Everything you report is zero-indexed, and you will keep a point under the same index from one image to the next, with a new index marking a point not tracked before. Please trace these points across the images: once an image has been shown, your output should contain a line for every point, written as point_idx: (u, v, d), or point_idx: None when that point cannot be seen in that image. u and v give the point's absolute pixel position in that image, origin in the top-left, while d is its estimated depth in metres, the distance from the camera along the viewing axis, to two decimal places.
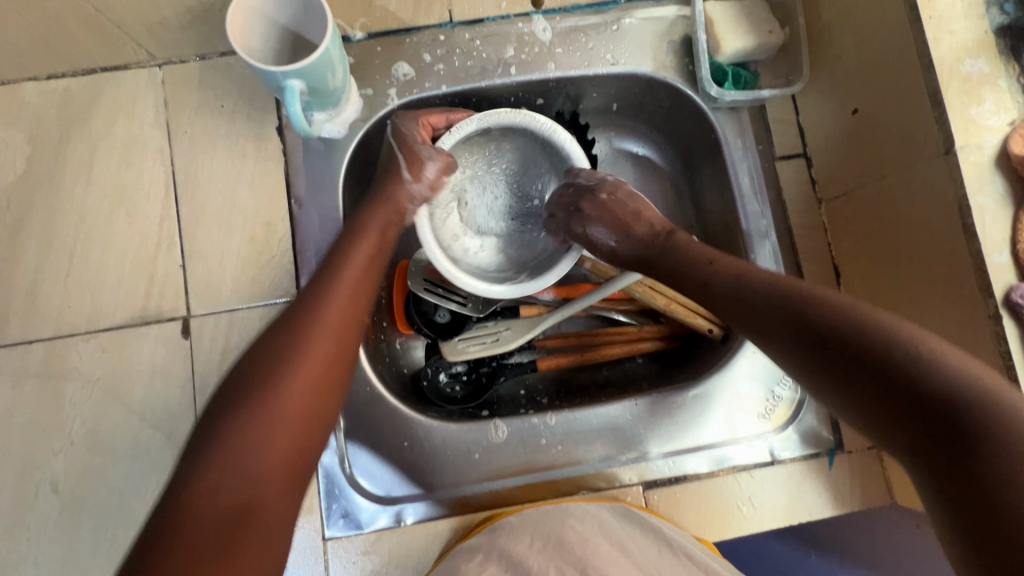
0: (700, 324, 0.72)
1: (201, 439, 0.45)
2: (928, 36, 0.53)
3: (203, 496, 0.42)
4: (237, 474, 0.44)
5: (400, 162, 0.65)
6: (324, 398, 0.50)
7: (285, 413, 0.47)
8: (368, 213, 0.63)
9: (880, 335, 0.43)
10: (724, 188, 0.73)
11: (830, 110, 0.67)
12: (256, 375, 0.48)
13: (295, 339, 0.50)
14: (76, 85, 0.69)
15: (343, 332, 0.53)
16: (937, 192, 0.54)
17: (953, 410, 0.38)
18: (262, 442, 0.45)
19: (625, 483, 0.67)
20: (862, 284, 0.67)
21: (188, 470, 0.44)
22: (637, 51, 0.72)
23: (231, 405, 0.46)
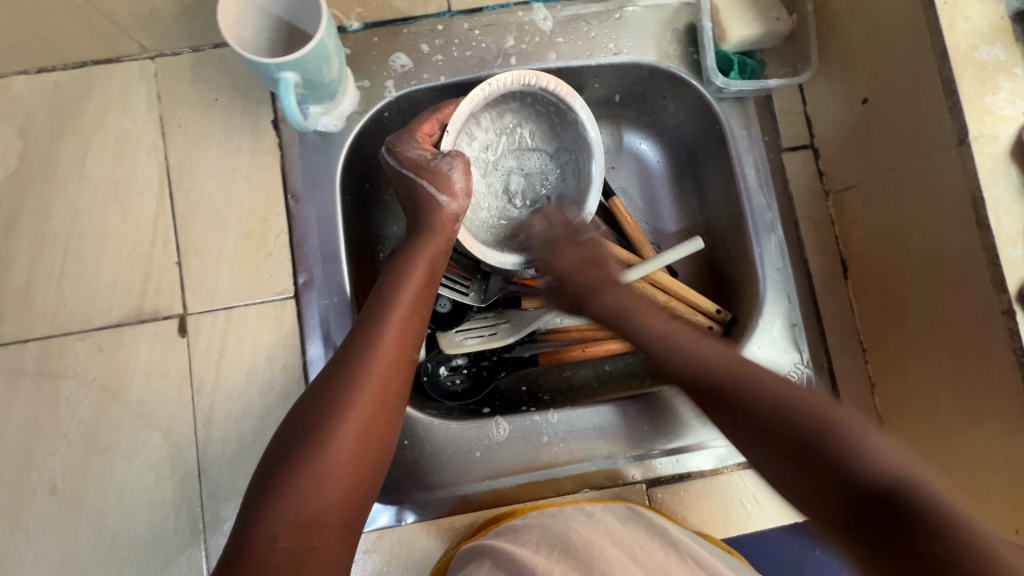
0: (702, 321, 0.71)
1: (270, 471, 0.47)
2: (942, 22, 0.51)
3: (269, 535, 0.45)
4: (300, 509, 0.46)
5: (423, 188, 0.63)
6: (381, 428, 0.51)
7: (344, 449, 0.48)
8: (420, 237, 0.62)
9: (835, 415, 0.43)
10: (729, 180, 0.71)
11: (839, 99, 0.66)
12: (307, 405, 0.50)
13: (354, 372, 0.50)
14: (67, 78, 0.67)
15: (398, 365, 0.53)
16: (950, 185, 0.53)
17: (900, 495, 0.38)
18: (324, 479, 0.47)
19: (629, 479, 0.67)
20: (871, 278, 0.65)
21: (259, 506, 0.46)
22: (641, 40, 0.70)
23: (290, 444, 0.48)
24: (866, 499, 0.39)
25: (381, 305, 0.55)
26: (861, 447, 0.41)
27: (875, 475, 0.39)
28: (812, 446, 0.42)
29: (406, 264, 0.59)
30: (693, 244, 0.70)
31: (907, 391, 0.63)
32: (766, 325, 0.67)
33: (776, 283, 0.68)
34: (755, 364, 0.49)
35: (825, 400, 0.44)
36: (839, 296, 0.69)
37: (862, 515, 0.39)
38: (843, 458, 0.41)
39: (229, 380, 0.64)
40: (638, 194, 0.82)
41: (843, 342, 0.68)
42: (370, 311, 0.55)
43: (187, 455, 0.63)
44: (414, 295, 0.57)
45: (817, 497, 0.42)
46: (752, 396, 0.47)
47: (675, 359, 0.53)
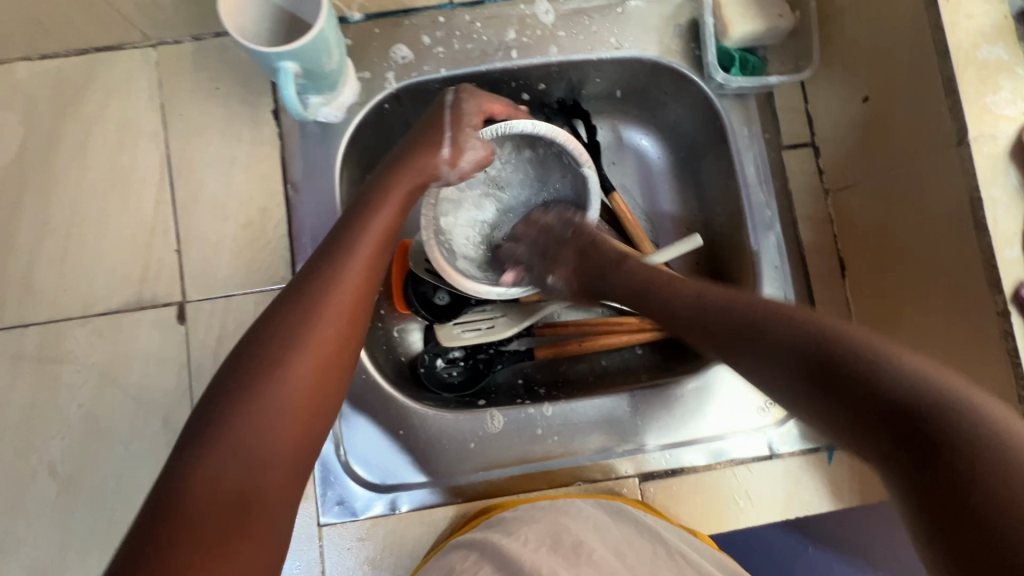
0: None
1: (209, 413, 0.43)
2: (945, 20, 0.51)
3: (205, 477, 0.40)
4: (245, 464, 0.42)
5: (440, 133, 0.60)
6: (337, 370, 0.48)
7: (300, 385, 0.45)
8: (388, 176, 0.58)
9: (838, 325, 0.41)
10: (728, 178, 0.71)
11: (840, 98, 0.65)
12: (261, 344, 0.46)
13: (313, 308, 0.47)
14: (70, 65, 0.68)
15: (361, 301, 0.50)
16: (949, 185, 0.53)
17: (921, 406, 0.34)
18: (273, 415, 0.43)
19: (621, 475, 0.66)
20: (869, 278, 0.65)
21: (196, 446, 0.41)
22: (642, 35, 0.70)
23: (237, 378, 0.44)
24: (892, 412, 0.35)
25: (346, 243, 0.52)
26: (884, 358, 0.37)
27: (901, 383, 0.35)
28: (841, 366, 0.38)
29: (372, 207, 0.55)
30: (693, 242, 0.70)
31: None
32: None
33: (774, 280, 0.68)
34: (782, 304, 0.46)
35: (827, 311, 0.43)
36: (837, 296, 0.69)
37: (907, 437, 0.34)
38: (873, 366, 0.37)
39: None
40: (638, 191, 0.82)
41: None
42: (331, 250, 0.51)
43: None
44: (381, 240, 0.54)
45: (823, 393, 0.39)
46: (768, 329, 0.45)
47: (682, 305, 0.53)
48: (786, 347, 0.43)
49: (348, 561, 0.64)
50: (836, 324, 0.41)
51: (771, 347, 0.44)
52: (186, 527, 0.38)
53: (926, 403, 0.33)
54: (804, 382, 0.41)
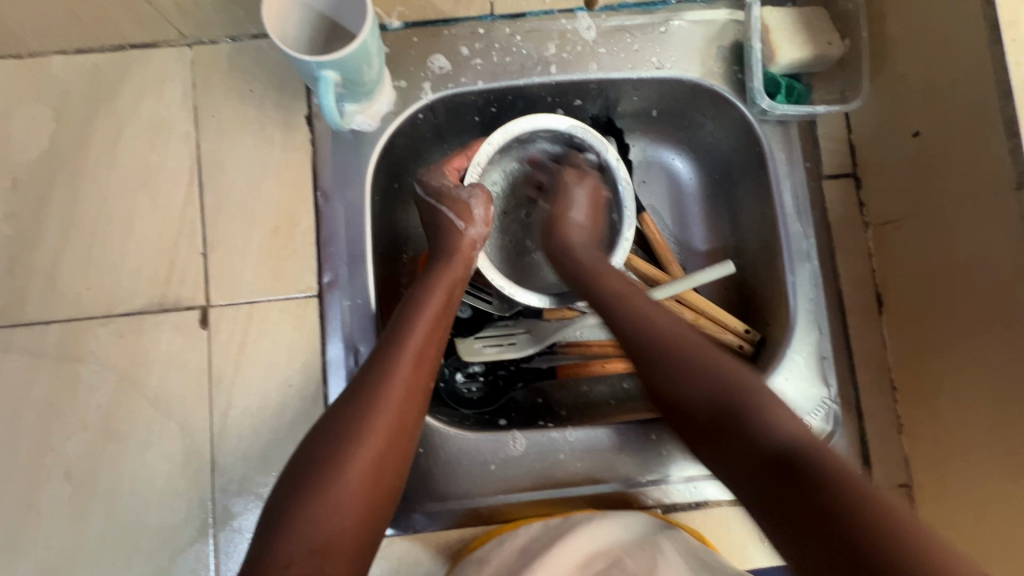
0: (730, 341, 0.69)
1: (279, 504, 0.46)
2: (1010, 60, 0.49)
3: (286, 560, 0.43)
4: (314, 552, 0.44)
5: (445, 215, 0.64)
6: (396, 456, 0.49)
7: (361, 473, 0.47)
8: (439, 266, 0.61)
9: (737, 378, 0.47)
10: (765, 205, 0.70)
11: (888, 131, 0.64)
12: (326, 431, 0.48)
13: (371, 397, 0.49)
14: (105, 61, 0.67)
15: (416, 387, 0.52)
16: (1004, 230, 0.51)
17: (800, 460, 0.41)
18: (345, 496, 0.46)
19: (645, 504, 0.65)
20: (909, 317, 0.63)
21: (272, 534, 0.44)
22: (684, 56, 0.69)
23: (310, 463, 0.46)
24: (767, 461, 0.42)
25: (400, 327, 0.54)
26: (766, 416, 0.44)
27: (780, 441, 0.43)
28: (734, 417, 0.45)
29: (425, 291, 0.58)
30: (725, 268, 0.68)
31: (938, 436, 0.61)
32: (793, 356, 0.65)
33: (808, 312, 0.66)
34: (696, 337, 0.52)
35: (745, 369, 0.48)
36: (872, 332, 0.67)
37: (762, 487, 0.42)
38: (756, 422, 0.44)
39: (247, 376, 0.64)
40: (668, 212, 0.80)
41: (872, 379, 0.66)
42: (388, 336, 0.54)
43: (201, 448, 0.63)
44: (433, 325, 0.56)
45: (731, 468, 0.45)
46: (677, 358, 0.50)
47: (626, 326, 0.54)
48: (670, 379, 0.50)
49: None
50: (736, 374, 0.48)
51: (699, 403, 0.47)
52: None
53: (798, 455, 0.41)
54: (709, 442, 0.47)
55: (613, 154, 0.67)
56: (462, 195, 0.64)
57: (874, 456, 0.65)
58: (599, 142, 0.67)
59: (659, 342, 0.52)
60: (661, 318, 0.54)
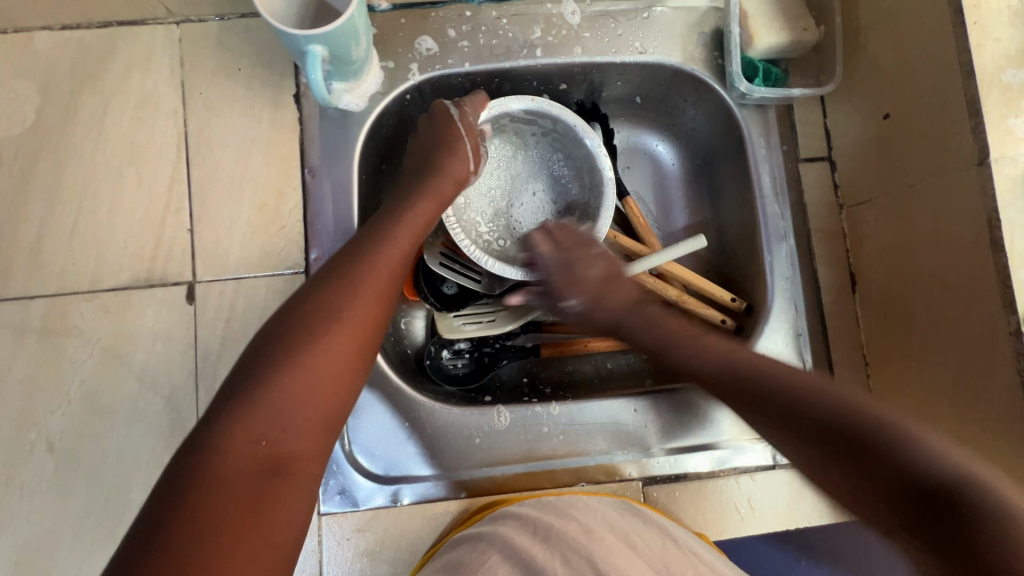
0: (713, 317, 0.71)
1: (237, 388, 0.46)
2: (972, 42, 0.52)
3: (248, 425, 0.44)
4: (276, 442, 0.45)
5: (461, 147, 0.66)
6: (362, 361, 0.51)
7: (328, 351, 0.48)
8: (420, 190, 0.63)
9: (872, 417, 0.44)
10: (744, 187, 0.72)
11: (861, 114, 0.66)
12: (314, 286, 0.51)
13: (355, 270, 0.53)
14: (92, 38, 0.67)
15: (387, 299, 0.54)
16: (965, 203, 0.54)
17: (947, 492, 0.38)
18: (309, 369, 0.47)
19: (624, 476, 0.66)
20: (880, 293, 0.66)
21: (236, 396, 0.45)
22: (667, 41, 0.70)
23: (286, 325, 0.49)
24: (914, 491, 0.39)
25: (379, 239, 0.56)
26: (908, 439, 0.41)
27: (930, 470, 0.39)
28: (868, 441, 0.42)
29: (405, 211, 0.60)
30: (697, 243, 0.69)
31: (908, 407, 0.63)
32: (771, 333, 0.68)
33: (784, 291, 0.68)
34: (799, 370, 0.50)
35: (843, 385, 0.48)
36: (846, 309, 0.69)
37: (920, 520, 0.38)
38: (893, 452, 0.41)
39: (234, 351, 0.64)
40: (652, 196, 0.82)
41: (846, 355, 0.69)
42: (364, 243, 0.55)
43: (186, 423, 0.63)
44: (409, 244, 0.58)
45: (878, 492, 0.41)
46: (811, 405, 0.47)
47: (714, 368, 0.55)
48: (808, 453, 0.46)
49: (347, 551, 0.63)
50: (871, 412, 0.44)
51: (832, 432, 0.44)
52: (212, 466, 0.42)
53: (950, 490, 0.38)
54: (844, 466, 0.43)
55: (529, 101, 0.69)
56: (468, 146, 0.66)
57: None
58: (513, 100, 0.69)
59: (746, 378, 0.52)
60: (755, 360, 0.53)
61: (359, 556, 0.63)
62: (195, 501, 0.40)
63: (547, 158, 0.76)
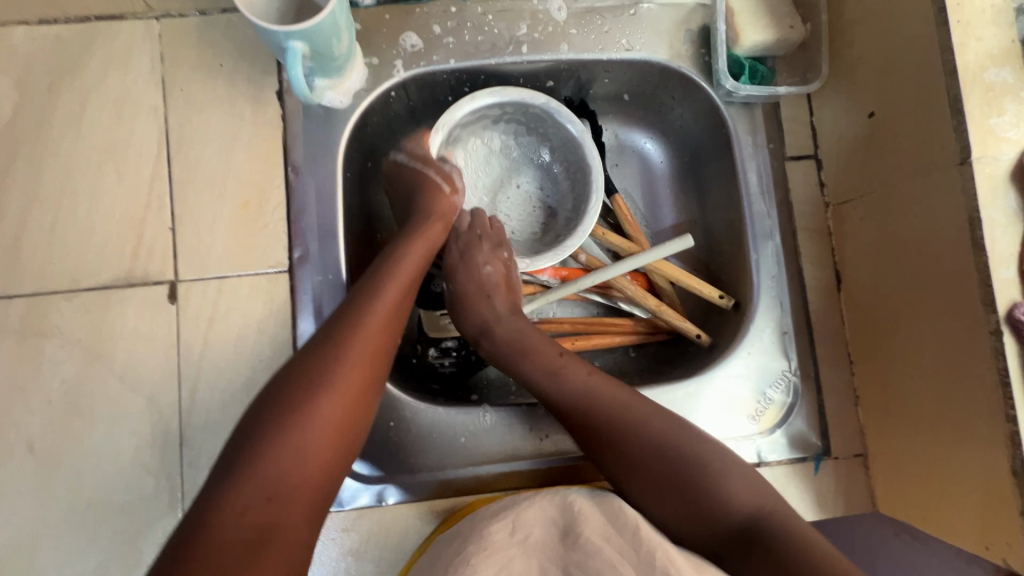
0: (687, 330, 0.71)
1: (234, 455, 0.46)
2: (954, 41, 0.52)
3: (242, 507, 0.43)
4: (270, 509, 0.44)
5: (433, 177, 0.67)
6: (355, 420, 0.51)
7: (322, 421, 0.48)
8: (408, 236, 0.63)
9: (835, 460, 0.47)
10: (731, 185, 0.72)
11: (846, 112, 0.66)
12: (304, 354, 0.52)
13: (344, 337, 0.52)
14: (70, 33, 0.66)
15: (379, 354, 0.54)
16: (947, 202, 0.54)
17: None
18: (304, 440, 0.47)
19: (612, 476, 0.67)
20: (864, 291, 0.66)
21: (228, 477, 0.45)
22: (653, 38, 0.70)
23: (277, 395, 0.49)
24: (820, 574, 0.44)
25: (368, 292, 0.56)
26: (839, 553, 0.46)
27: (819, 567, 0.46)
28: (794, 564, 0.47)
29: (397, 262, 0.60)
30: (682, 243, 0.69)
31: (891, 404, 0.63)
32: (756, 332, 0.68)
33: (770, 289, 0.68)
34: None
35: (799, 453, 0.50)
36: (831, 307, 0.69)
37: None
38: (795, 550, 0.48)
39: (217, 351, 0.64)
40: (639, 194, 0.82)
41: (831, 353, 0.69)
42: (355, 300, 0.56)
43: (169, 423, 0.63)
44: (400, 295, 0.58)
45: (790, 575, 0.46)
46: (721, 506, 0.53)
47: (648, 458, 0.55)
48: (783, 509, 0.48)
49: (333, 551, 0.63)
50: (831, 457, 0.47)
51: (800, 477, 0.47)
52: (210, 553, 0.41)
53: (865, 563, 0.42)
54: None
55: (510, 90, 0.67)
56: (435, 176, 0.67)
57: (832, 427, 0.68)
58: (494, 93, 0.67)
59: (658, 463, 0.55)
60: (683, 445, 0.56)
61: (345, 556, 0.63)
62: (193, 573, 0.40)
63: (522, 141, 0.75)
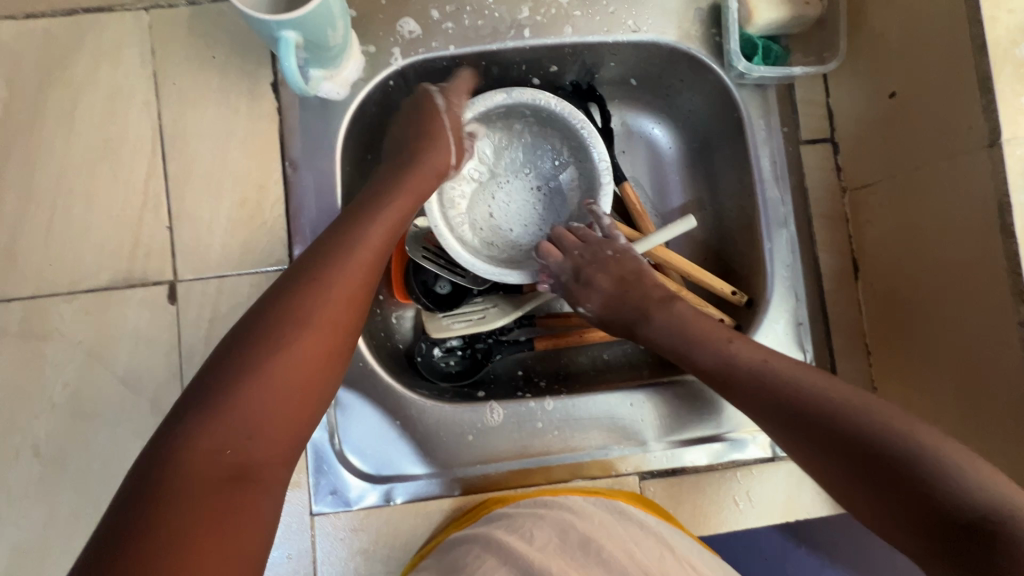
0: (722, 289, 0.68)
1: (201, 392, 0.44)
2: (984, 14, 0.49)
3: (214, 447, 0.42)
4: (242, 449, 0.43)
5: (449, 136, 0.65)
6: (331, 365, 0.49)
7: (297, 360, 0.47)
8: (394, 186, 0.60)
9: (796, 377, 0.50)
10: (743, 171, 0.69)
11: (865, 93, 0.63)
12: (281, 298, 0.49)
13: (325, 277, 0.50)
14: (57, 27, 0.64)
15: (356, 298, 0.52)
16: (975, 187, 0.51)
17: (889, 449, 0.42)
18: (277, 378, 0.46)
19: (621, 472, 0.65)
20: (883, 279, 0.63)
21: (197, 413, 0.43)
22: (661, 18, 0.67)
23: (251, 332, 0.47)
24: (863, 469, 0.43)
25: (350, 235, 0.54)
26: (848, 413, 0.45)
27: (859, 430, 0.44)
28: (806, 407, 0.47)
29: (377, 207, 0.57)
30: (686, 224, 0.67)
31: (910, 396, 0.61)
32: (770, 322, 0.66)
33: (785, 279, 0.66)
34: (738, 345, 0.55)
35: (785, 361, 0.52)
36: (847, 297, 0.67)
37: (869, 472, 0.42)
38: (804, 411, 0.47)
39: None
40: (648, 180, 0.79)
41: (847, 344, 0.67)
42: (335, 242, 0.53)
43: None
44: (385, 238, 0.56)
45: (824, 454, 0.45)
46: (749, 377, 0.52)
47: (670, 341, 0.60)
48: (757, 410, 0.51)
49: (341, 550, 0.63)
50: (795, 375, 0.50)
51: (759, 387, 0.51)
52: (176, 484, 0.40)
53: (885, 444, 0.42)
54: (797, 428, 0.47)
55: (489, 99, 0.66)
56: (450, 143, 0.65)
57: None
58: (473, 108, 0.66)
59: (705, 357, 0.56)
60: (694, 328, 0.58)
61: (353, 555, 0.63)
62: (161, 514, 0.38)
63: (529, 133, 0.72)
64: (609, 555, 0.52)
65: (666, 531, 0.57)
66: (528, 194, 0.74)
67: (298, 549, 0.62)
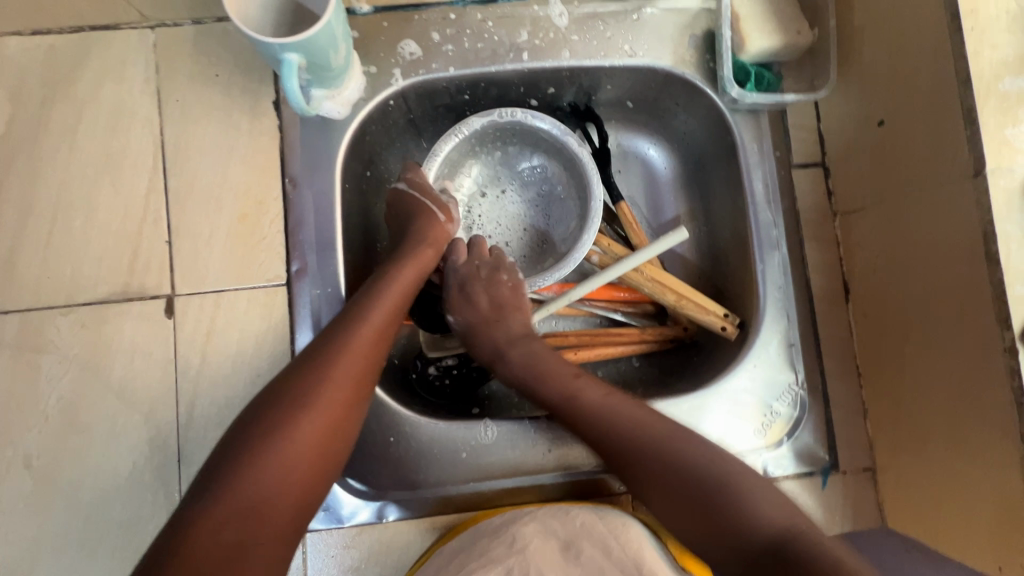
0: (712, 322, 0.69)
1: (211, 475, 0.46)
2: (968, 48, 0.50)
3: (218, 523, 0.44)
4: (246, 531, 0.45)
5: (430, 204, 0.66)
6: (329, 456, 0.51)
7: (303, 443, 0.49)
8: (398, 258, 0.62)
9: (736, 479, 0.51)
10: (736, 193, 0.70)
11: (855, 120, 0.65)
12: (285, 389, 0.50)
13: (329, 366, 0.52)
14: (63, 44, 0.65)
15: (361, 381, 0.53)
16: (961, 215, 0.52)
17: None
18: (279, 460, 0.47)
19: (615, 491, 0.66)
20: (873, 302, 0.64)
21: (203, 499, 0.45)
22: (657, 43, 0.68)
23: (257, 418, 0.49)
24: (758, 556, 0.47)
25: (355, 316, 0.56)
26: (828, 547, 0.45)
27: (832, 563, 0.43)
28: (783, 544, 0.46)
29: (382, 284, 0.59)
30: (677, 236, 0.68)
31: (901, 418, 0.62)
32: (763, 343, 0.66)
33: (777, 301, 0.67)
34: (708, 446, 0.54)
35: (733, 467, 0.52)
36: (838, 319, 0.68)
37: None
38: (728, 505, 0.50)
39: (214, 366, 0.63)
40: (644, 200, 0.80)
41: (838, 366, 0.67)
42: (340, 323, 0.55)
43: (167, 439, 0.62)
44: (388, 319, 0.57)
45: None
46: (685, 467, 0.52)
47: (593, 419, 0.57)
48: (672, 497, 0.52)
49: (332, 568, 0.63)
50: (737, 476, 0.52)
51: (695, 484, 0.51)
52: (186, 562, 0.42)
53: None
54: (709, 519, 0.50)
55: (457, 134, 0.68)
56: (431, 203, 0.66)
57: (840, 441, 0.67)
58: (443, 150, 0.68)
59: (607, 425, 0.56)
60: (636, 413, 0.56)
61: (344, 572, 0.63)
62: None
63: (509, 152, 0.74)
64: (588, 558, 0.54)
65: (648, 542, 0.56)
66: (523, 209, 0.76)
67: (288, 565, 0.62)
